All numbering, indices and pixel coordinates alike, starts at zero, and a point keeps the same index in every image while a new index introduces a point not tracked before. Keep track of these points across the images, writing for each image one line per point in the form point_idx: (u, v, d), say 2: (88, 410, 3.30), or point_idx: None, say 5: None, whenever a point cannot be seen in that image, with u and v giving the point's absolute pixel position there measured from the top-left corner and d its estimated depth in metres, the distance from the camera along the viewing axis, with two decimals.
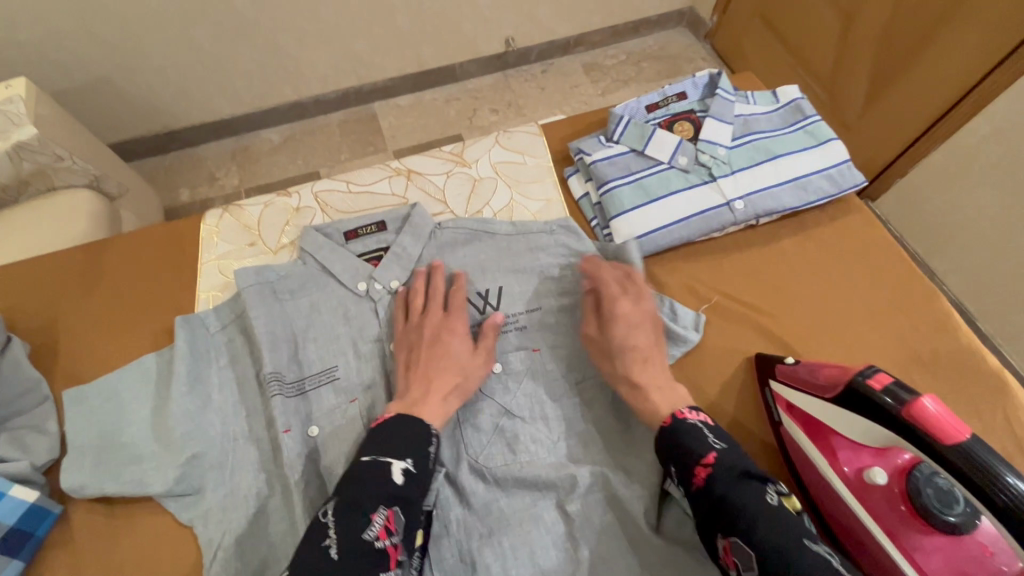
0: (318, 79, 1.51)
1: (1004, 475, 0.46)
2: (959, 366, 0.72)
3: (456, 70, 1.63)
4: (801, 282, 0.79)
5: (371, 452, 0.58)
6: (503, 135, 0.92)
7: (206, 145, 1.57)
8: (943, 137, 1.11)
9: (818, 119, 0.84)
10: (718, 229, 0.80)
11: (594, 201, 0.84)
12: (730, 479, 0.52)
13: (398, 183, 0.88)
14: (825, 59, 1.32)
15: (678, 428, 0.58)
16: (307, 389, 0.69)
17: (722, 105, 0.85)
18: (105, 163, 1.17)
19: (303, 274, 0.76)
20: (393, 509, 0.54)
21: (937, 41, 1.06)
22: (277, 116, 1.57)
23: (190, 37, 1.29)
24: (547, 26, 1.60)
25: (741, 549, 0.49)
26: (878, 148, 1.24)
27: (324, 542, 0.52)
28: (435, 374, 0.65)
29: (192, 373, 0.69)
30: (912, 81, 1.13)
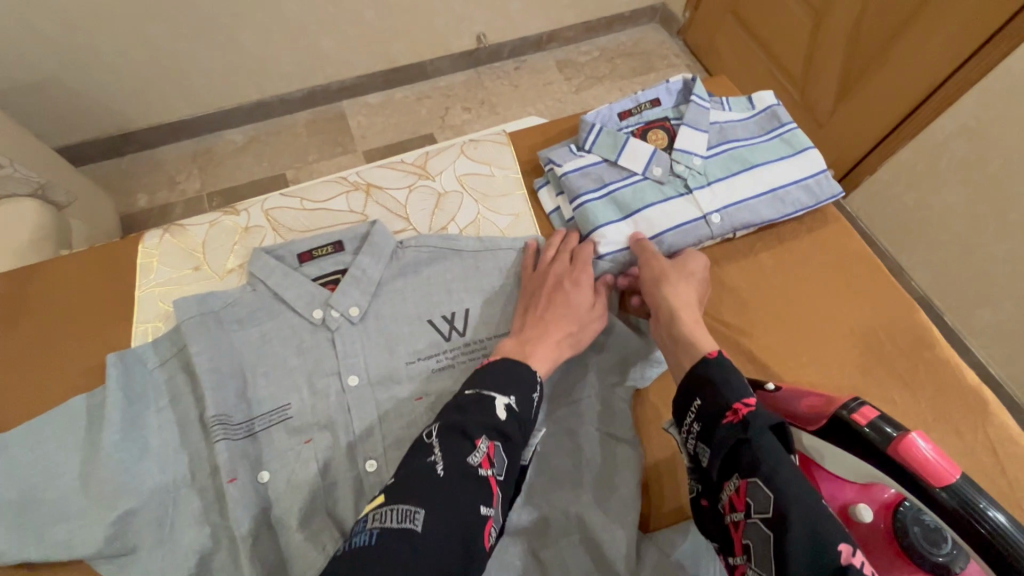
0: (282, 77, 1.43)
1: (983, 506, 0.44)
2: (937, 380, 0.70)
3: (427, 67, 1.57)
4: (777, 298, 0.76)
5: (474, 387, 0.56)
6: (469, 145, 0.87)
7: (164, 147, 1.48)
8: (911, 136, 1.10)
9: (794, 128, 0.82)
10: (695, 242, 0.76)
11: (565, 216, 0.80)
12: (766, 422, 0.48)
13: (355, 199, 0.82)
14: (797, 58, 1.31)
15: (721, 365, 0.55)
16: (257, 430, 0.63)
17: (697, 112, 0.81)
18: (50, 168, 1.09)
19: (253, 301, 0.70)
20: (495, 443, 0.52)
21: (907, 36, 1.04)
22: (240, 117, 1.49)
23: (140, 33, 1.20)
24: (520, 21, 1.55)
25: (758, 490, 0.45)
26: (848, 146, 1.23)
27: (429, 458, 0.49)
28: (552, 321, 0.65)
29: (126, 418, 0.62)
30: (883, 78, 1.11)
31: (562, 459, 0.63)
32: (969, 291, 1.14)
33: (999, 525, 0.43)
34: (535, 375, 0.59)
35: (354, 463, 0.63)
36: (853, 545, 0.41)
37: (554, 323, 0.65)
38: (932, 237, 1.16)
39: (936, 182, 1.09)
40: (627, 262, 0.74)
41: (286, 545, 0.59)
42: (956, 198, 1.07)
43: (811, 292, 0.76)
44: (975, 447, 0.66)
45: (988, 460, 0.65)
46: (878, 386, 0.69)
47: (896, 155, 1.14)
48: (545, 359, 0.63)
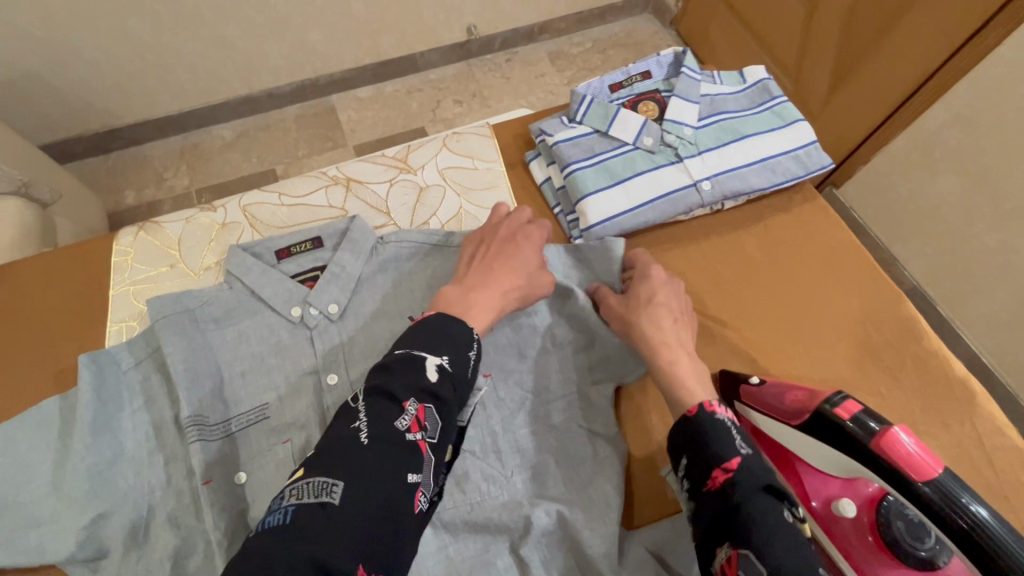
0: (270, 71, 1.40)
1: (962, 498, 0.44)
2: (926, 374, 0.69)
3: (417, 60, 1.55)
4: (765, 291, 0.74)
5: (405, 347, 0.53)
6: (452, 138, 0.85)
7: (151, 143, 1.45)
8: (903, 125, 1.08)
9: (785, 100, 0.80)
10: (685, 211, 0.75)
11: (556, 186, 0.79)
12: (752, 488, 0.46)
13: (336, 193, 0.80)
14: (789, 47, 1.29)
15: (705, 420, 0.52)
16: (234, 430, 0.62)
17: (688, 84, 0.79)
18: (34, 164, 1.07)
19: (228, 299, 0.68)
20: (425, 406, 0.50)
21: (905, 23, 1.00)
22: (228, 111, 1.46)
23: (123, 27, 1.18)
24: (510, 13, 1.52)
25: (749, 564, 0.43)
26: (842, 136, 1.20)
27: (354, 424, 0.47)
28: (499, 273, 0.64)
29: (98, 420, 0.61)
30: (877, 67, 1.08)
31: (546, 459, 0.62)
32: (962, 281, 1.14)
33: (980, 520, 0.42)
34: (472, 333, 0.56)
35: None
36: None
37: (501, 273, 0.63)
38: (924, 227, 1.15)
39: (930, 171, 1.09)
40: (616, 231, 0.73)
41: None
42: (949, 187, 1.07)
43: (796, 282, 0.75)
44: (964, 439, 0.65)
45: (977, 453, 0.64)
46: (864, 377, 0.69)
47: (890, 145, 1.12)
48: (486, 308, 0.60)
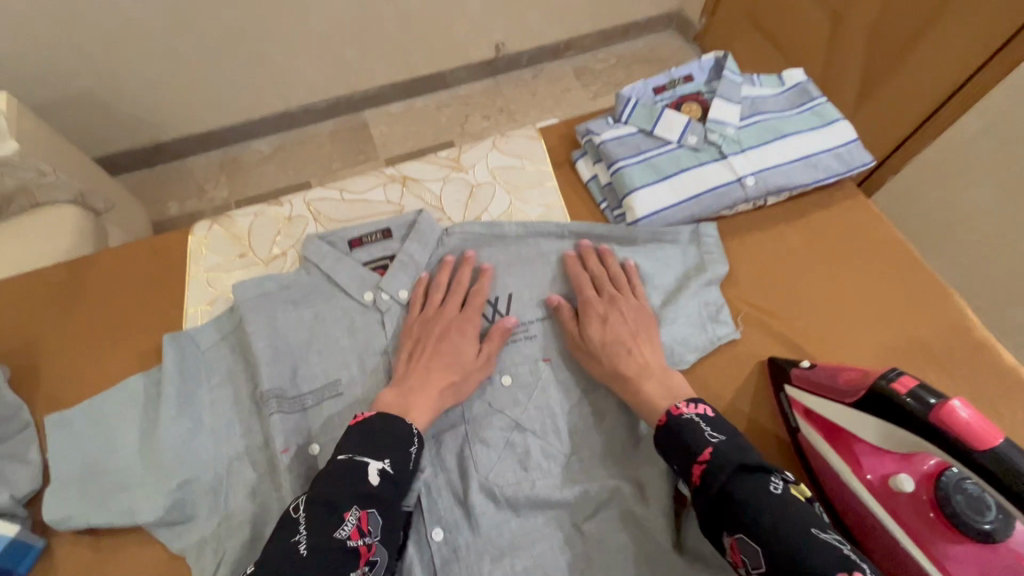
0: (306, 87, 1.48)
1: None
2: (975, 364, 0.69)
3: (447, 77, 1.62)
4: (810, 284, 0.76)
5: (347, 450, 0.56)
6: (501, 139, 0.89)
7: (193, 157, 1.54)
8: (936, 132, 1.08)
9: (824, 101, 0.83)
10: (729, 206, 0.78)
11: (603, 183, 0.83)
12: (726, 473, 0.52)
13: (393, 190, 0.85)
14: (814, 61, 1.32)
15: (674, 426, 0.57)
16: (308, 404, 0.67)
17: (729, 86, 0.83)
18: (91, 175, 1.15)
19: (308, 284, 0.74)
20: (367, 510, 0.53)
21: (937, 27, 1.02)
22: (267, 127, 1.55)
23: (172, 46, 1.26)
24: (537, 31, 1.59)
25: (748, 546, 0.49)
26: (871, 145, 1.22)
27: (293, 537, 0.50)
28: (432, 371, 0.64)
29: (182, 394, 0.66)
30: (908, 75, 1.10)
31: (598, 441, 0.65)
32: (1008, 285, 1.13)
33: None
34: (412, 428, 0.59)
35: None
36: None
37: (436, 371, 0.64)
38: (960, 237, 1.13)
39: (965, 180, 1.07)
40: (661, 224, 0.77)
41: None
42: (979, 196, 1.06)
43: (836, 272, 0.77)
44: (1018, 432, 0.65)
45: None
46: (910, 363, 0.70)
47: (922, 153, 1.12)
48: (424, 409, 0.62)
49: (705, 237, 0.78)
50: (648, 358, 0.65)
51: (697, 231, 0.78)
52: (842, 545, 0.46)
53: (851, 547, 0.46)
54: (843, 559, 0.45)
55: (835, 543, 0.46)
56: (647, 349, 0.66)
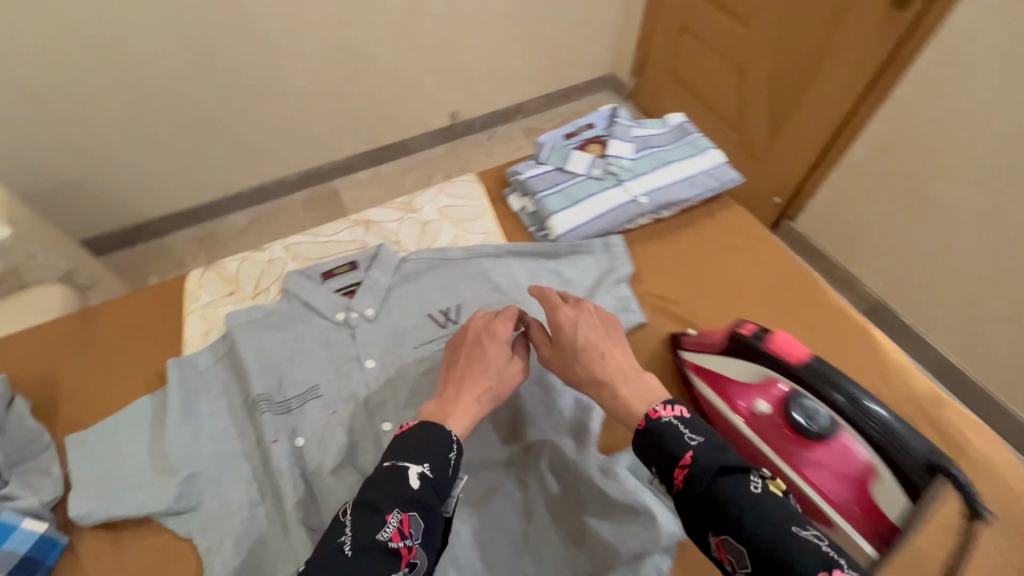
0: (283, 163, 1.70)
1: (866, 403, 0.60)
2: (832, 323, 0.87)
3: (409, 144, 1.86)
4: (701, 275, 0.94)
5: (391, 457, 0.60)
6: (446, 185, 1.08)
7: (172, 234, 1.71)
8: (835, 161, 1.45)
9: (698, 135, 1.06)
10: (629, 220, 0.97)
11: (529, 211, 1.01)
12: (709, 474, 0.54)
13: (358, 231, 1.02)
14: (730, 109, 1.71)
15: (655, 430, 0.59)
16: (293, 406, 0.79)
17: (622, 130, 1.05)
18: (77, 254, 1.28)
19: (287, 310, 0.88)
20: (409, 513, 0.56)
21: (817, 85, 1.41)
22: (243, 202, 1.74)
23: (164, 135, 1.46)
24: (487, 98, 1.88)
25: (734, 546, 0.51)
26: (786, 171, 1.58)
27: (339, 538, 0.54)
28: (469, 376, 0.70)
29: (185, 406, 0.78)
30: (805, 119, 1.47)
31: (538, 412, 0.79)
32: (901, 271, 1.44)
33: (883, 423, 0.58)
34: (449, 433, 0.62)
35: (368, 429, 0.78)
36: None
37: (474, 376, 0.69)
38: (864, 244, 1.49)
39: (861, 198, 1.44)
40: (577, 239, 0.95)
41: (319, 490, 0.72)
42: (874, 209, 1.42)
43: (713, 261, 0.95)
44: (866, 372, 0.82)
45: (878, 382, 0.81)
46: (778, 325, 0.87)
47: (828, 177, 1.49)
48: (464, 412, 0.66)
49: (614, 246, 0.96)
50: (619, 360, 0.69)
51: (607, 243, 0.95)
52: (819, 540, 0.49)
53: (827, 541, 0.49)
54: (823, 556, 0.47)
55: (813, 538, 0.49)
56: (615, 354, 0.70)
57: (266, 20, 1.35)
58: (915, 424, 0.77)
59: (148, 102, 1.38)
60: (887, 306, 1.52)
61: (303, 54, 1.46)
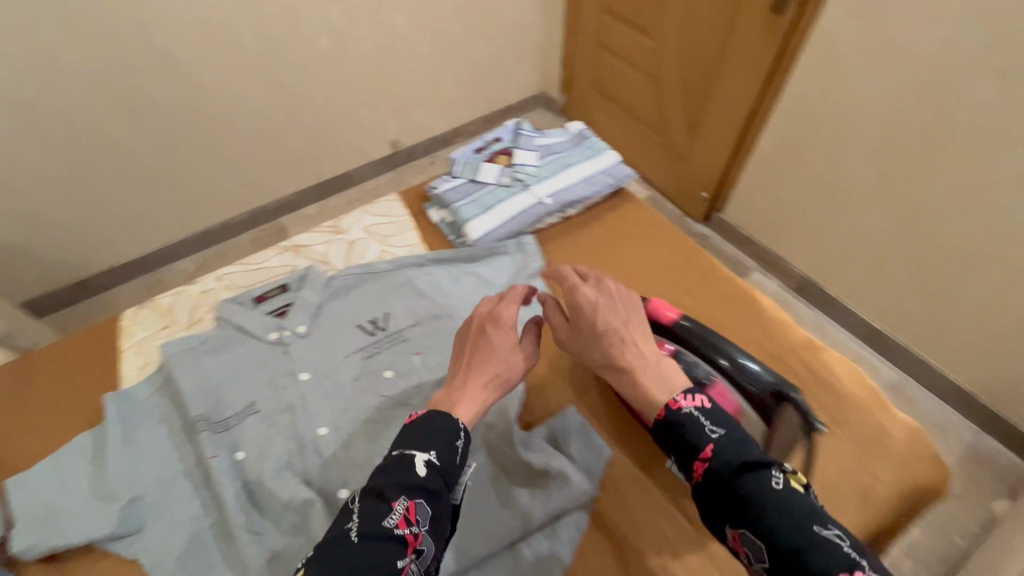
0: (228, 205, 1.77)
1: (733, 355, 0.74)
2: (722, 291, 0.98)
3: (354, 175, 1.96)
4: (605, 262, 1.04)
5: (400, 447, 0.64)
6: (370, 206, 1.15)
7: (118, 287, 1.73)
8: (748, 152, 1.62)
9: (595, 139, 1.18)
10: (538, 220, 1.07)
11: (448, 221, 1.10)
12: (728, 470, 0.57)
13: (287, 256, 1.08)
14: (650, 113, 1.88)
15: (677, 422, 0.63)
16: (232, 424, 0.83)
17: (526, 141, 1.17)
18: (14, 316, 1.30)
19: (222, 336, 0.93)
20: (414, 500, 0.59)
21: (721, 86, 1.57)
22: (189, 248, 1.78)
23: (106, 185, 1.52)
24: (425, 124, 2.00)
25: (752, 541, 0.53)
26: (709, 165, 1.74)
27: (347, 524, 0.57)
28: (477, 365, 0.74)
29: (125, 436, 0.82)
30: (716, 117, 1.63)
31: None
32: (818, 244, 1.59)
33: (746, 367, 0.73)
34: (457, 423, 0.67)
35: (304, 435, 0.82)
36: None
37: (481, 364, 0.73)
38: (781, 224, 1.66)
39: (772, 184, 1.61)
40: (491, 241, 1.04)
41: (260, 497, 0.76)
42: (783, 193, 1.59)
43: (616, 249, 1.06)
44: (750, 329, 0.93)
45: (760, 337, 0.92)
46: (673, 297, 0.98)
47: (746, 169, 1.66)
48: (470, 400, 0.70)
49: (527, 245, 1.04)
50: (636, 335, 0.74)
51: (521, 242, 1.04)
52: (841, 541, 0.50)
53: (850, 542, 0.50)
54: (845, 556, 0.49)
55: (835, 540, 0.50)
56: (627, 332, 0.73)
57: (199, 69, 1.46)
58: (793, 368, 0.88)
59: (82, 158, 1.45)
60: (812, 282, 1.67)
61: (238, 97, 1.56)
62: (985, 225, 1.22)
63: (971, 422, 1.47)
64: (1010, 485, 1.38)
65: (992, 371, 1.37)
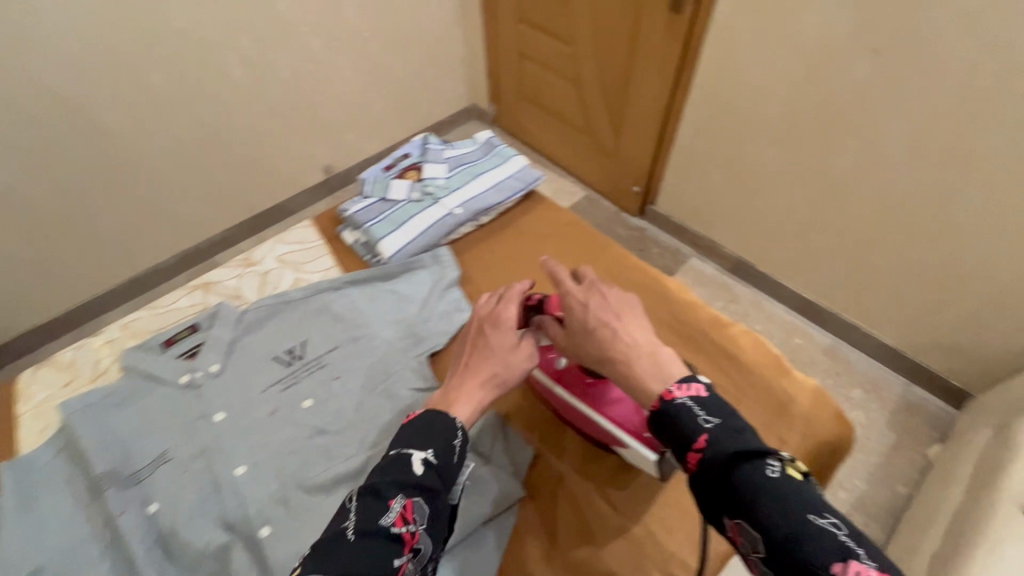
0: (155, 248, 1.70)
1: None
2: (632, 280, 1.01)
3: (289, 205, 1.92)
4: (521, 265, 1.06)
5: (397, 446, 0.62)
6: (283, 234, 1.13)
7: (44, 347, 1.65)
8: (671, 143, 1.67)
9: (502, 145, 1.21)
10: (450, 231, 1.09)
11: (361, 242, 1.09)
12: (723, 462, 0.53)
13: (197, 295, 1.05)
14: (575, 115, 1.93)
15: (669, 412, 0.59)
16: (142, 476, 0.80)
17: (434, 155, 1.18)
18: None
19: (128, 386, 0.89)
20: (411, 499, 0.58)
21: (637, 82, 1.62)
22: (118, 298, 1.71)
23: (13, 244, 1.45)
24: (356, 147, 1.99)
25: (749, 532, 0.51)
26: (636, 159, 1.80)
27: (344, 523, 0.56)
28: (474, 364, 0.72)
29: (25, 505, 0.77)
30: (636, 112, 1.69)
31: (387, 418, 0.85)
32: (743, 225, 1.67)
33: None
34: (455, 422, 0.65)
35: (220, 477, 0.79)
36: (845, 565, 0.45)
37: (478, 363, 0.71)
38: (710, 211, 1.73)
39: (694, 173, 1.68)
40: (404, 258, 1.05)
41: (176, 548, 0.74)
42: (705, 180, 1.67)
43: (532, 251, 1.08)
44: (659, 313, 0.96)
45: (669, 320, 0.96)
46: None
47: (670, 160, 1.72)
48: (466, 399, 0.68)
49: (442, 256, 1.05)
50: (633, 329, 0.68)
51: (436, 254, 1.05)
52: (838, 530, 0.48)
53: (847, 531, 0.48)
54: (839, 546, 0.46)
55: (831, 530, 0.48)
56: (624, 326, 0.68)
57: (103, 112, 1.41)
58: (700, 346, 0.92)
59: None
60: (743, 262, 1.75)
61: (150, 136, 1.51)
62: (883, 192, 1.30)
63: (901, 376, 1.57)
64: (939, 430, 1.48)
65: (911, 327, 1.46)
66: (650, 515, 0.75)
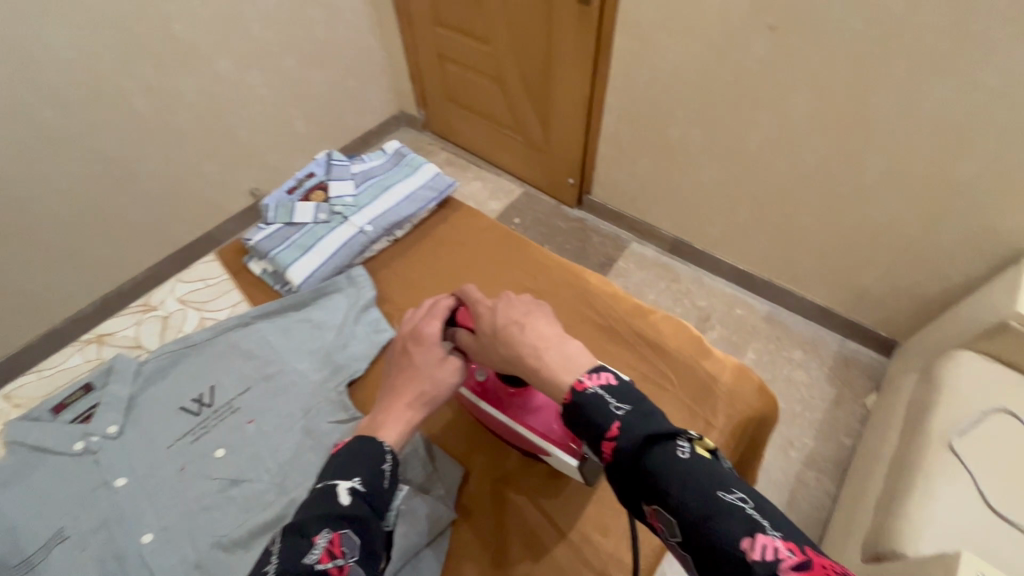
0: (67, 298, 1.55)
1: None
2: (553, 278, 1.01)
3: (215, 235, 1.81)
4: (441, 276, 1.03)
5: (322, 479, 0.57)
6: (183, 272, 1.06)
7: None
8: (597, 132, 1.68)
9: (412, 155, 1.18)
10: (362, 250, 1.05)
11: (270, 271, 1.04)
12: (635, 448, 0.50)
13: (90, 350, 0.96)
14: (502, 112, 1.91)
15: (579, 402, 0.55)
16: (36, 562, 0.72)
17: (339, 172, 1.14)
18: None
19: (12, 463, 0.79)
20: (339, 531, 0.53)
21: (558, 76, 1.61)
22: (33, 357, 1.56)
23: None
24: (281, 167, 1.89)
25: (665, 516, 0.48)
26: (567, 152, 1.80)
27: (263, 568, 0.50)
28: (400, 385, 0.66)
29: None
30: (559, 105, 1.69)
31: (308, 458, 0.80)
32: (677, 206, 1.69)
33: None
34: (383, 445, 0.60)
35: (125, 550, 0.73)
36: (753, 539, 0.43)
37: (403, 383, 0.66)
38: (645, 196, 1.74)
39: (624, 160, 1.69)
40: (315, 283, 1.00)
41: None
42: (636, 167, 1.68)
43: (451, 260, 1.05)
44: (582, 309, 0.96)
45: (592, 314, 0.95)
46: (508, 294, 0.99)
47: (599, 149, 1.73)
48: (394, 423, 0.63)
49: (357, 276, 1.01)
50: (541, 328, 0.64)
51: (350, 275, 1.01)
52: (745, 505, 0.45)
53: (755, 504, 0.46)
54: (747, 521, 0.44)
55: (740, 505, 0.45)
56: (542, 324, 0.65)
57: None
58: (623, 337, 0.92)
59: None
60: (681, 242, 1.79)
61: (42, 180, 1.37)
62: (800, 162, 1.35)
63: (836, 333, 1.64)
64: (875, 380, 1.55)
65: (839, 287, 1.53)
66: (583, 519, 0.74)
